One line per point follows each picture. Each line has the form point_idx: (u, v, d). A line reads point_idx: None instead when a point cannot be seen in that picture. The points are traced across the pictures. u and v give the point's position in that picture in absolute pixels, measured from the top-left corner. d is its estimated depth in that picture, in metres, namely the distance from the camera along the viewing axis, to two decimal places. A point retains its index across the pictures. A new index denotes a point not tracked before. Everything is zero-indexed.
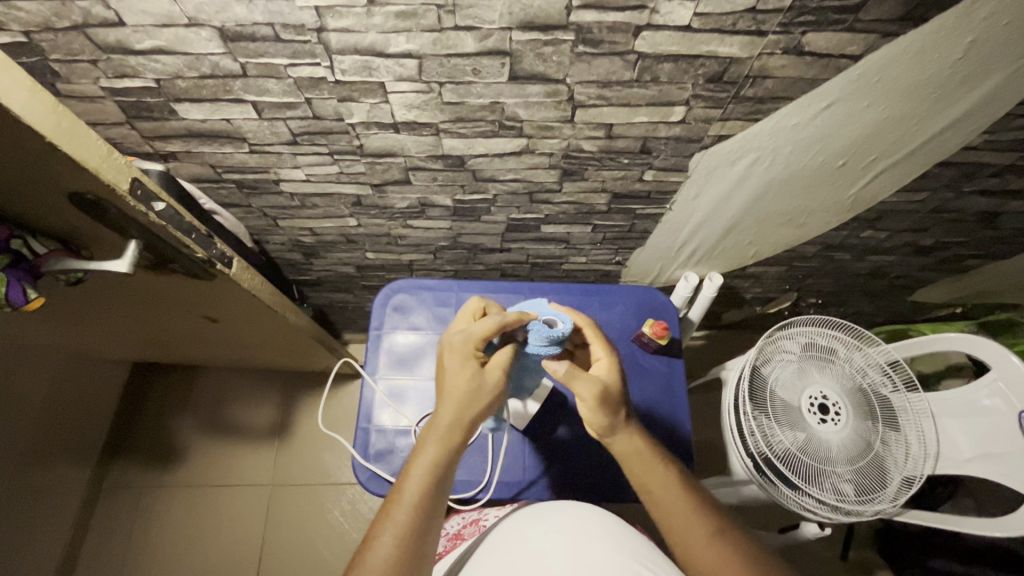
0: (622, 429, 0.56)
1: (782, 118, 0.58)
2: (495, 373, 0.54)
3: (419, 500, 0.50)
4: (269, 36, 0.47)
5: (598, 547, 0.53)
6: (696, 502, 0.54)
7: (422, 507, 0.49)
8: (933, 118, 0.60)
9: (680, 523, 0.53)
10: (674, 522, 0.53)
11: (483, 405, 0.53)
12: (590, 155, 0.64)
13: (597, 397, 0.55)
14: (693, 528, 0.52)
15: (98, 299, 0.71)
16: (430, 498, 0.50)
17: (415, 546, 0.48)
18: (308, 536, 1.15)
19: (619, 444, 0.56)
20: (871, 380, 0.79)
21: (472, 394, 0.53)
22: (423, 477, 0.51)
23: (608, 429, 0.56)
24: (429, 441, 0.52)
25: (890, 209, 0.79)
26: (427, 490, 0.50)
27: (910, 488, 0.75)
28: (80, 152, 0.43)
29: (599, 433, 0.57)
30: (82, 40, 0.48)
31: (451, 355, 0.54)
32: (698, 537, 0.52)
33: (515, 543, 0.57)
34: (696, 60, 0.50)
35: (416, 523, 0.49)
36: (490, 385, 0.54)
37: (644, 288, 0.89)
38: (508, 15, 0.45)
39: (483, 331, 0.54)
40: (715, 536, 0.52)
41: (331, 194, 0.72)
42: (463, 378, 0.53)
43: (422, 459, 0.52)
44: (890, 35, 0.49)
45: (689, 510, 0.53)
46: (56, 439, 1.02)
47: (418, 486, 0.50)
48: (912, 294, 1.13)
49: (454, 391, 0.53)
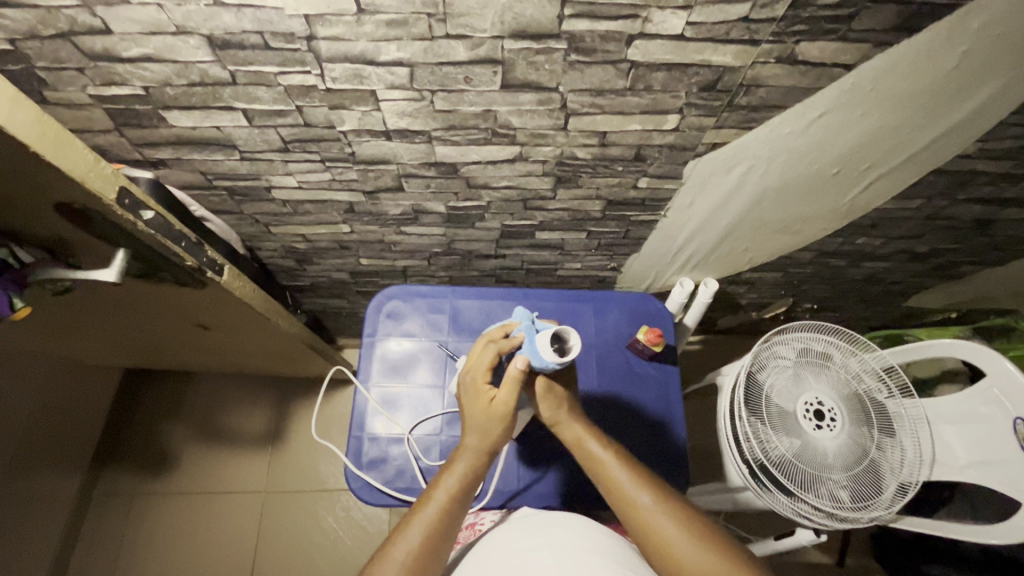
0: (565, 417, 0.59)
1: (777, 126, 0.58)
2: (505, 404, 0.54)
3: (448, 504, 0.53)
4: (259, 44, 0.46)
5: (567, 554, 0.52)
6: (642, 478, 0.56)
7: (446, 516, 0.52)
8: (927, 128, 0.60)
9: (626, 501, 0.54)
10: (622, 500, 0.55)
11: (500, 433, 0.54)
12: (583, 162, 0.64)
13: (543, 391, 0.58)
14: (638, 502, 0.54)
15: (87, 306, 0.71)
16: (453, 507, 0.53)
17: (438, 544, 0.51)
18: (301, 543, 1.14)
19: (563, 431, 0.59)
20: (866, 386, 0.79)
21: (490, 424, 0.54)
22: (448, 489, 0.53)
23: (555, 419, 0.59)
24: (455, 460, 0.55)
25: (883, 215, 0.79)
26: (455, 497, 0.53)
27: (906, 495, 0.75)
28: (66, 163, 0.43)
29: (548, 422, 0.59)
30: (68, 48, 0.47)
31: (465, 394, 0.57)
32: (643, 512, 0.53)
33: (498, 556, 0.56)
34: (690, 69, 0.50)
35: (441, 527, 0.52)
36: (501, 416, 0.54)
37: (639, 294, 0.89)
38: (500, 24, 0.44)
39: (484, 365, 0.55)
40: (660, 510, 0.53)
41: (324, 200, 0.72)
42: (476, 405, 0.55)
43: (450, 473, 0.54)
44: (884, 45, 0.48)
45: (632, 485, 0.55)
46: (45, 448, 1.01)
47: (444, 496, 0.53)
48: (907, 299, 1.13)
49: (472, 421, 0.55)
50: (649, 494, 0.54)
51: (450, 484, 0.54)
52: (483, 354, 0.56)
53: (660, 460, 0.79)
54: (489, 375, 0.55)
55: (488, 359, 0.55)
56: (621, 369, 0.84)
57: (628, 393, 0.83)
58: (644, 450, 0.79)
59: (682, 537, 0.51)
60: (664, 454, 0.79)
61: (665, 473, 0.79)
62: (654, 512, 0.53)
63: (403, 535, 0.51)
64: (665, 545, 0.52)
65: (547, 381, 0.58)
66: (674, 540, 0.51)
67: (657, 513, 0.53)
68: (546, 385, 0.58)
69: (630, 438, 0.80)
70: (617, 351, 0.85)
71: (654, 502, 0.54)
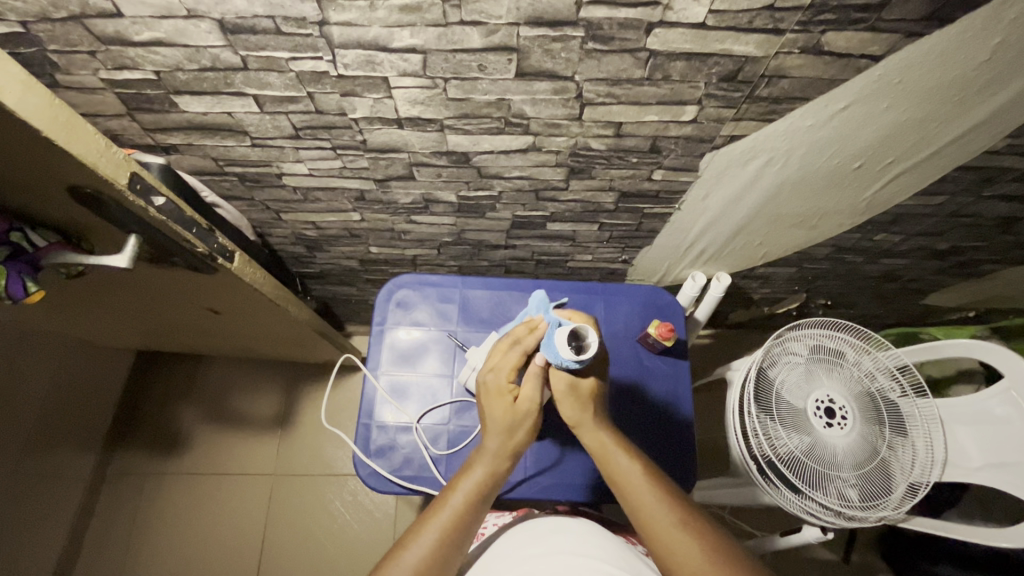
0: (589, 423, 0.58)
1: (797, 118, 0.56)
2: (526, 403, 0.57)
3: (464, 508, 0.53)
4: (271, 28, 0.46)
5: (561, 558, 0.52)
6: (665, 493, 0.55)
7: (463, 520, 0.53)
8: (953, 122, 0.58)
9: (645, 514, 0.54)
10: (640, 511, 0.54)
11: (525, 432, 0.57)
12: (598, 153, 0.63)
13: (569, 388, 0.57)
14: (657, 517, 0.53)
15: (100, 290, 0.71)
16: (470, 510, 0.53)
17: (451, 547, 0.51)
18: (310, 526, 1.16)
19: (587, 437, 0.59)
20: (879, 384, 0.78)
21: (511, 425, 0.56)
22: (467, 490, 0.54)
23: (579, 424, 0.58)
24: (476, 465, 0.55)
25: (905, 212, 0.77)
26: (472, 501, 0.54)
27: (916, 495, 0.74)
28: (77, 147, 0.42)
29: (571, 424, 0.59)
30: (80, 31, 0.47)
31: (487, 395, 0.58)
32: (666, 528, 0.52)
33: (504, 562, 0.56)
34: (710, 58, 0.49)
35: (455, 530, 0.52)
36: (527, 413, 0.57)
37: (650, 288, 0.88)
38: (516, 10, 0.43)
39: (507, 365, 0.57)
40: (682, 529, 0.52)
41: (335, 188, 0.71)
42: (502, 406, 0.56)
43: (469, 477, 0.55)
44: (914, 35, 0.47)
45: (651, 498, 0.54)
46: (61, 427, 1.03)
47: (461, 500, 0.53)
48: (924, 298, 1.11)
49: (498, 419, 0.56)
50: (669, 509, 0.54)
51: (468, 487, 0.54)
52: (507, 357, 0.58)
53: (667, 453, 0.79)
54: (513, 376, 0.58)
55: (512, 359, 0.57)
56: (631, 363, 0.83)
57: (637, 386, 0.82)
58: (652, 444, 0.79)
59: (703, 558, 0.50)
60: (672, 448, 0.79)
61: (672, 467, 0.78)
62: (676, 531, 0.52)
63: (420, 535, 0.51)
64: (681, 562, 0.51)
65: (571, 378, 0.58)
66: (691, 558, 0.51)
67: (676, 529, 0.52)
68: (569, 382, 0.58)
69: (638, 431, 0.80)
70: (627, 344, 0.84)
71: (675, 519, 0.53)
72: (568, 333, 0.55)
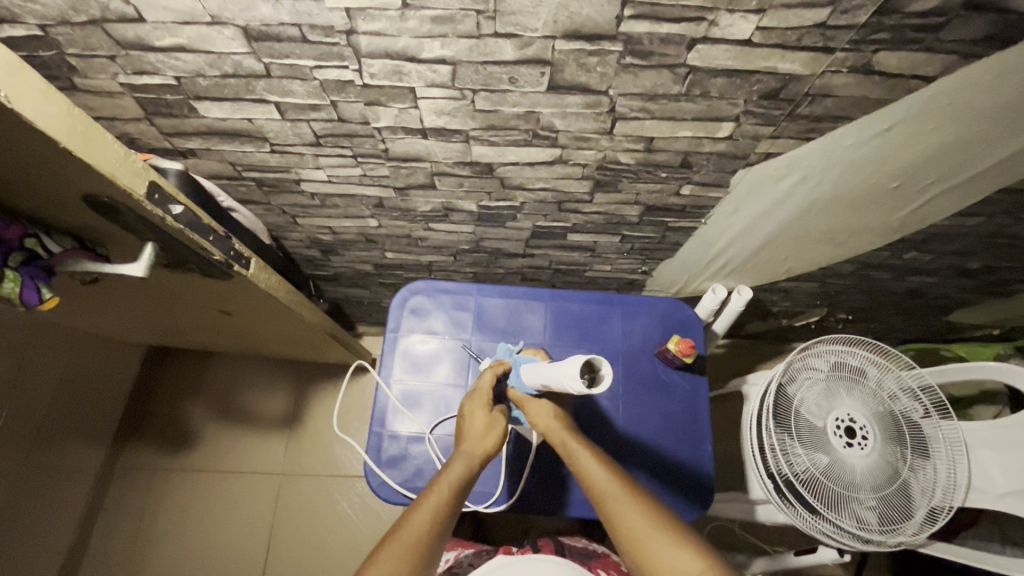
0: (550, 422, 0.62)
1: (839, 136, 0.54)
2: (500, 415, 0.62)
3: (450, 497, 0.54)
4: (296, 36, 0.44)
5: None
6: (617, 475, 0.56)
7: (449, 507, 0.54)
8: (1002, 144, 0.55)
9: (600, 492, 0.55)
10: (594, 490, 0.55)
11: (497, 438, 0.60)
12: (626, 167, 0.61)
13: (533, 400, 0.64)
14: (614, 496, 0.54)
15: (112, 292, 0.70)
16: (456, 499, 0.54)
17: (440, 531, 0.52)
18: (315, 527, 1.16)
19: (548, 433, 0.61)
20: (902, 405, 0.76)
21: (485, 428, 0.60)
22: (449, 482, 0.55)
23: (539, 423, 0.62)
24: (454, 460, 0.57)
25: (939, 231, 0.74)
26: (456, 491, 0.55)
27: (935, 522, 0.72)
28: (94, 157, 0.41)
29: (538, 428, 0.63)
30: (100, 35, 0.45)
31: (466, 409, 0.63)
32: (616, 506, 0.53)
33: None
34: (753, 75, 0.46)
35: (445, 513, 0.53)
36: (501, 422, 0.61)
37: (670, 300, 0.86)
38: (553, 23, 0.41)
39: (485, 386, 0.64)
40: (634, 505, 0.53)
41: (353, 195, 0.70)
42: (480, 412, 0.62)
43: (449, 471, 0.56)
44: (971, 57, 0.44)
45: (610, 478, 0.56)
46: (72, 423, 1.03)
47: (446, 488, 0.54)
48: (947, 314, 1.08)
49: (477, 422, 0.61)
50: (626, 488, 0.54)
51: (453, 476, 0.55)
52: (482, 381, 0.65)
53: (681, 472, 0.78)
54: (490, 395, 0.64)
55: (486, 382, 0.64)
56: (648, 378, 0.82)
57: (653, 402, 0.80)
58: (667, 461, 0.78)
59: (658, 534, 0.51)
60: (687, 466, 0.78)
61: (687, 485, 0.77)
62: (629, 508, 0.53)
63: (411, 520, 0.51)
64: (633, 536, 0.51)
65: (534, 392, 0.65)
66: (644, 531, 0.51)
67: (632, 508, 0.53)
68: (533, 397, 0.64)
69: (653, 449, 0.78)
70: (644, 359, 0.83)
71: (627, 497, 0.54)
72: (581, 363, 0.52)
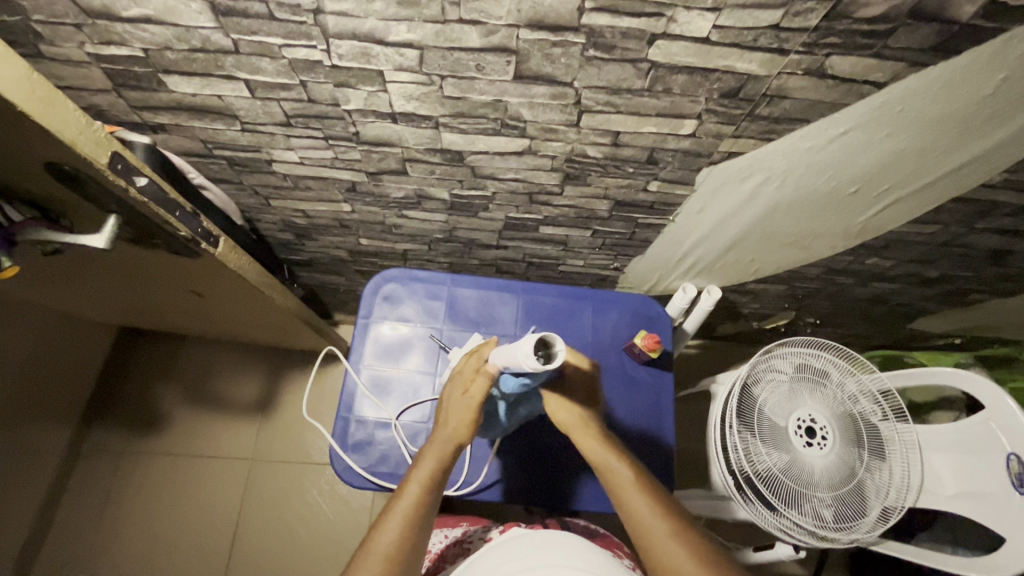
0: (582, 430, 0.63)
1: (797, 140, 0.56)
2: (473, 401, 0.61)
3: (421, 495, 0.55)
4: (264, 13, 0.44)
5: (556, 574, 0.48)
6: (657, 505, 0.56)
7: (420, 507, 0.54)
8: (953, 153, 0.57)
9: (639, 522, 0.55)
10: (636, 519, 0.56)
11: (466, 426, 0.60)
12: (594, 161, 0.62)
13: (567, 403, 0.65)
14: (654, 529, 0.54)
15: (79, 266, 0.70)
16: (428, 497, 0.55)
17: (417, 533, 0.52)
18: (284, 514, 1.15)
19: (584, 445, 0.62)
20: (861, 407, 0.77)
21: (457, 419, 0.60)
22: (420, 482, 0.56)
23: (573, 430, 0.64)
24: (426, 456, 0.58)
25: (898, 238, 0.76)
26: (426, 487, 0.55)
27: (888, 520, 0.75)
28: (53, 124, 0.41)
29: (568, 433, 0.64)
30: (65, 2, 0.45)
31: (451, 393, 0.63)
32: (657, 539, 0.53)
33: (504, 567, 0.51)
34: (712, 74, 0.48)
35: (418, 513, 0.53)
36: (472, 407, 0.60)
37: (641, 297, 0.87)
38: (517, 12, 0.42)
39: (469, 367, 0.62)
40: (673, 538, 0.53)
41: (325, 178, 0.70)
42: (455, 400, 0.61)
43: (419, 470, 0.57)
44: (918, 65, 0.46)
45: (649, 511, 0.55)
46: (39, 401, 1.02)
47: (416, 488, 0.55)
48: (911, 322, 1.11)
49: (455, 414, 0.60)
50: (664, 521, 0.54)
51: (422, 475, 0.56)
52: (467, 363, 0.63)
53: (644, 466, 0.79)
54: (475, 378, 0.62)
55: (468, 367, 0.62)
56: (615, 373, 0.83)
57: (620, 396, 0.82)
58: (630, 454, 0.79)
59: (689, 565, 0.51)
60: (650, 460, 0.80)
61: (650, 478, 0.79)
62: (668, 541, 0.53)
63: (384, 526, 0.52)
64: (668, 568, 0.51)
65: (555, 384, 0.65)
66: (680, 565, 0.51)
67: (671, 543, 0.53)
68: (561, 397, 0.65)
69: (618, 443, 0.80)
70: (613, 353, 0.84)
71: (667, 529, 0.54)
72: (534, 342, 0.52)
